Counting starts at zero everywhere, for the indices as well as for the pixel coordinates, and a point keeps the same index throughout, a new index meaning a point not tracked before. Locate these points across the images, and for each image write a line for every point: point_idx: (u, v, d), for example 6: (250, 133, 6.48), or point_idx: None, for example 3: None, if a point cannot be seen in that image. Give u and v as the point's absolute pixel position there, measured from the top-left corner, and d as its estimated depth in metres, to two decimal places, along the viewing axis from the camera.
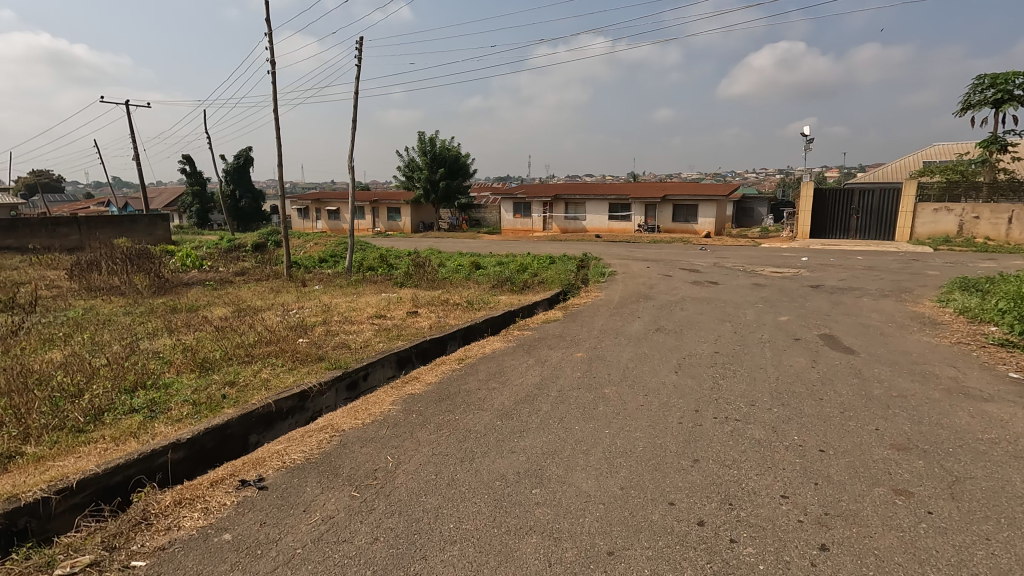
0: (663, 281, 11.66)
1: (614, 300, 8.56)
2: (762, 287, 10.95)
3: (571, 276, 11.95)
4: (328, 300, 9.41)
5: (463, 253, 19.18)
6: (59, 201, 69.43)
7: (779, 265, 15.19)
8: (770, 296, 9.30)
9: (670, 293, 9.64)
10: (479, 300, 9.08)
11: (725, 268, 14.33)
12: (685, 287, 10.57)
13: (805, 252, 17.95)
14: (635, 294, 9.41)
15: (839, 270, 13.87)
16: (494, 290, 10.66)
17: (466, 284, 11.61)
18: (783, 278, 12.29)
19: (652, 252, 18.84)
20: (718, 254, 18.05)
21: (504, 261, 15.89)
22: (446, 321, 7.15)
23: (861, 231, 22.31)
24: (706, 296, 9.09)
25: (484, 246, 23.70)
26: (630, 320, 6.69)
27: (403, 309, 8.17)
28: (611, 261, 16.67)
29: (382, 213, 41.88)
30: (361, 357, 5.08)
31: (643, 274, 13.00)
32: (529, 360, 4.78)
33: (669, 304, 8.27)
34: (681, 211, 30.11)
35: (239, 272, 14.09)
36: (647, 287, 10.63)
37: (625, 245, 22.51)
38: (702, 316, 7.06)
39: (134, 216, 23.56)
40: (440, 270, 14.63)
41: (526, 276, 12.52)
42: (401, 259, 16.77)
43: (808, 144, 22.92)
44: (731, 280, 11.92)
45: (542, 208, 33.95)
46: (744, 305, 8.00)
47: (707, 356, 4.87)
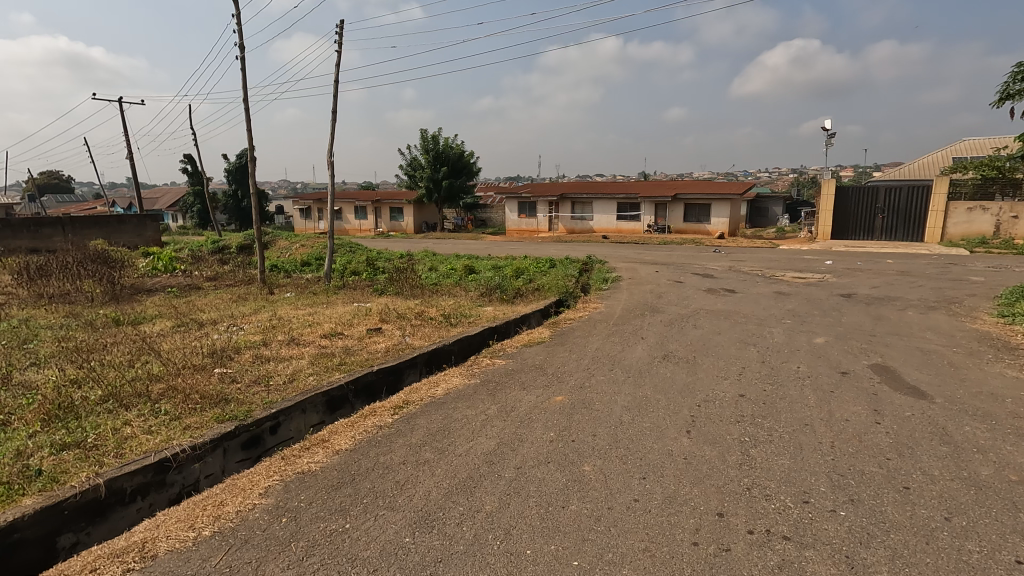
0: (673, 289, 10.42)
1: (614, 315, 7.34)
2: (786, 296, 9.67)
3: (570, 283, 10.76)
4: (289, 311, 8.29)
5: (459, 255, 18.01)
6: (66, 202, 69.31)
7: (801, 269, 13.88)
8: (798, 308, 8.03)
9: (681, 304, 8.42)
10: (459, 313, 7.92)
11: (743, 273, 13.02)
12: (698, 297, 9.33)
13: (828, 255, 16.59)
14: (641, 306, 8.18)
15: (870, 275, 12.53)
16: (482, 300, 9.48)
17: (453, 293, 10.44)
18: (809, 286, 10.99)
19: (662, 255, 17.58)
20: (733, 257, 16.73)
21: (500, 265, 14.73)
22: (409, 342, 5.97)
23: (888, 231, 20.83)
24: (723, 309, 7.83)
25: (485, 248, 22.53)
26: (632, 343, 5.48)
27: (367, 324, 7.04)
28: (617, 264, 15.44)
29: (385, 214, 40.90)
30: (276, 399, 3.90)
31: (652, 280, 11.76)
32: (491, 409, 3.57)
33: (678, 319, 7.04)
34: (693, 211, 28.73)
35: (213, 276, 13.06)
36: (655, 296, 9.41)
37: (632, 246, 21.27)
38: (719, 337, 5.84)
39: (121, 216, 22.67)
40: (430, 275, 13.49)
41: (520, 282, 11.35)
42: (391, 262, 15.67)
43: (829, 139, 21.51)
44: (749, 287, 10.65)
45: (547, 208, 32.73)
46: (769, 322, 6.75)
47: (729, 403, 3.66)
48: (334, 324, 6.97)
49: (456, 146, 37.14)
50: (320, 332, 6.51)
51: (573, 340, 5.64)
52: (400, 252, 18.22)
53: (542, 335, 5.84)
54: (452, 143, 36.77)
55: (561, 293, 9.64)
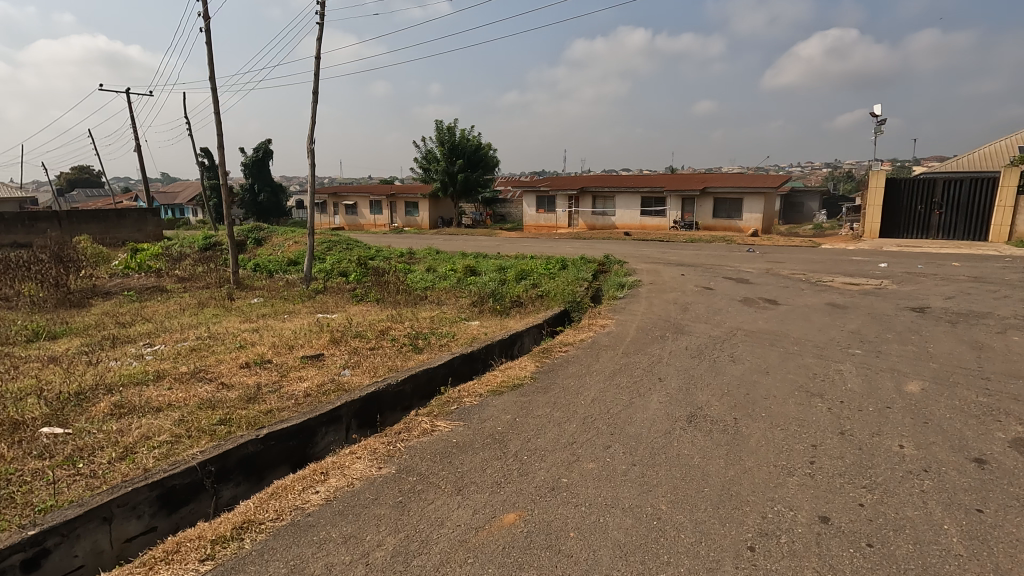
0: (703, 298, 8.75)
1: (625, 337, 5.75)
2: (842, 308, 7.95)
3: (580, 290, 9.24)
4: (236, 325, 6.95)
5: (465, 254, 16.60)
6: (94, 196, 70.27)
7: (852, 273, 12.00)
8: (864, 327, 6.31)
9: (713, 321, 6.76)
10: (435, 330, 6.47)
11: (783, 278, 11.24)
12: (733, 310, 7.65)
13: (880, 257, 14.64)
14: (660, 324, 6.58)
15: (939, 282, 10.61)
16: (472, 312, 7.98)
17: (441, 303, 8.97)
18: (867, 295, 9.19)
19: (688, 256, 15.86)
20: (770, 258, 14.90)
21: (506, 266, 13.25)
22: (346, 379, 4.49)
23: (947, 229, 18.65)
24: (769, 329, 6.16)
25: (497, 245, 21.05)
26: (642, 390, 3.91)
27: (312, 346, 5.62)
28: (637, 266, 13.81)
29: (400, 208, 39.77)
30: (66, 502, 2.47)
31: (677, 286, 10.11)
32: (383, 546, 2.06)
33: (709, 345, 5.43)
34: (723, 206, 26.72)
35: (188, 276, 11.88)
36: (681, 308, 7.79)
37: (656, 244, 19.54)
38: (767, 379, 4.22)
39: (121, 210, 21.84)
40: (425, 277, 12.09)
41: (522, 287, 9.86)
42: (387, 261, 14.35)
43: (879, 126, 19.38)
44: (795, 297, 8.91)
45: (567, 203, 31.07)
46: (831, 352, 5.09)
47: (808, 543, 2.07)
48: (269, 347, 5.54)
49: (472, 138, 35.67)
50: (243, 360, 5.07)
51: (562, 384, 4.09)
52: (401, 249, 16.83)
53: (523, 373, 4.28)
54: (468, 135, 35.30)
55: (564, 305, 8.07)
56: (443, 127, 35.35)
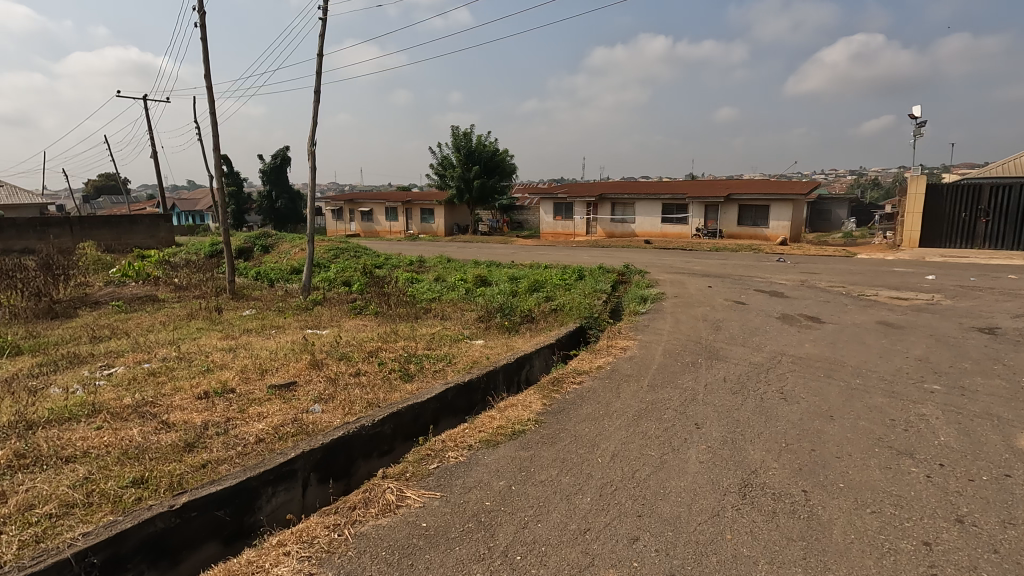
0: (736, 314, 7.88)
1: (651, 365, 4.90)
2: (896, 328, 7.01)
3: (597, 304, 8.42)
4: (214, 342, 6.27)
5: (477, 262, 15.87)
6: (119, 202, 71.41)
7: (897, 286, 10.99)
8: (932, 353, 5.41)
9: (751, 343, 5.89)
10: (431, 350, 5.72)
11: (822, 291, 10.28)
12: (773, 329, 6.76)
13: (924, 268, 13.54)
14: (690, 346, 5.72)
15: (998, 297, 9.58)
16: (477, 329, 7.20)
17: (445, 317, 8.22)
18: (921, 313, 8.22)
19: (713, 265, 14.90)
20: (803, 268, 13.89)
21: (519, 275, 12.48)
22: (315, 416, 3.73)
23: (993, 238, 17.44)
24: (819, 355, 5.27)
25: (511, 253, 20.31)
26: (676, 444, 3.08)
27: (288, 371, 4.88)
28: (660, 276, 12.93)
29: (416, 215, 39.36)
30: None
31: (704, 300, 9.22)
32: None
33: (751, 377, 4.57)
34: (748, 213, 25.64)
35: (185, 285, 11.33)
36: (711, 327, 6.93)
37: (679, 253, 18.62)
38: (834, 427, 3.35)
39: (133, 216, 21.60)
40: (432, 287, 11.38)
41: (533, 300, 9.08)
42: (395, 269, 13.71)
43: (918, 128, 18.25)
44: (839, 313, 7.99)
45: (585, 210, 30.22)
46: (903, 387, 4.21)
47: None
48: (237, 372, 4.81)
49: (489, 144, 35.08)
50: (202, 389, 4.34)
51: (574, 432, 3.26)
52: (411, 257, 16.16)
53: (526, 415, 3.47)
54: (485, 141, 34.72)
55: (579, 323, 7.24)
56: (459, 133, 34.82)
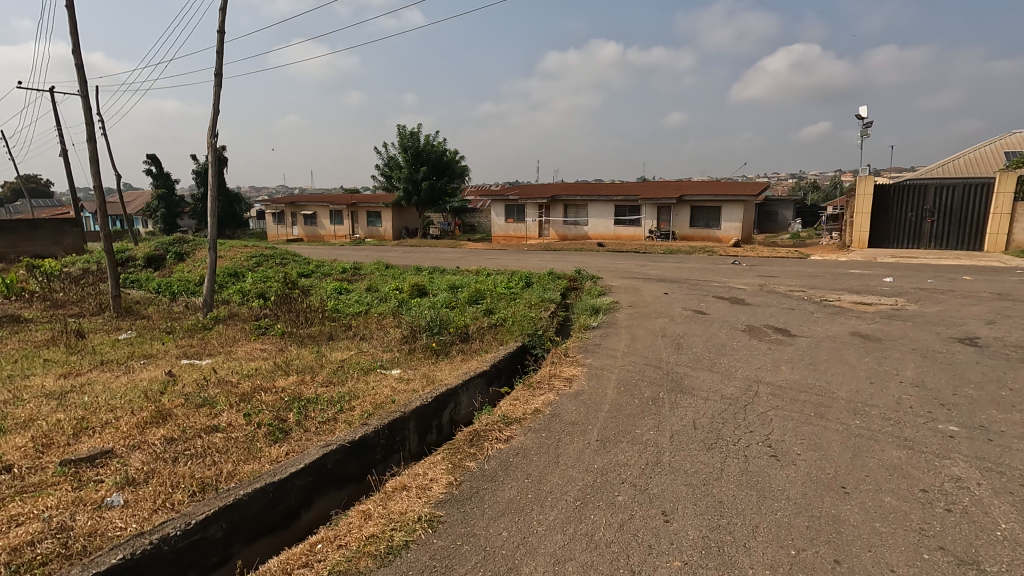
0: (699, 327, 6.98)
1: (601, 406, 3.86)
2: (873, 340, 6.27)
3: (543, 318, 7.41)
4: (46, 382, 4.84)
5: (420, 269, 14.67)
6: (38, 205, 65.79)
7: (857, 290, 10.47)
8: (929, 375, 4.61)
9: (720, 367, 4.95)
10: (329, 388, 4.52)
11: (785, 298, 9.59)
12: (741, 346, 5.86)
13: (880, 269, 13.22)
14: (648, 374, 4.72)
15: (962, 301, 9.14)
16: (400, 354, 6.00)
17: (365, 337, 6.96)
18: (892, 321, 7.58)
19: (668, 269, 14.19)
20: (760, 271, 13.34)
21: (460, 283, 11.36)
22: (102, 520, 2.47)
23: (939, 238, 17.51)
24: (801, 382, 4.38)
25: (458, 258, 19.16)
26: (637, 563, 2.03)
27: (113, 430, 3.56)
28: (613, 282, 12.06)
29: (362, 218, 37.59)
30: None
31: (662, 310, 8.33)
32: None
33: (727, 420, 3.58)
34: (700, 214, 25.37)
35: (64, 302, 9.61)
36: (672, 345, 5.98)
37: (633, 256, 17.86)
38: (854, 512, 2.38)
39: (32, 221, 19.21)
40: (361, 300, 10.12)
41: (471, 313, 7.98)
42: (324, 279, 12.31)
43: (866, 129, 18.21)
44: (808, 324, 7.23)
45: (537, 212, 29.35)
46: (916, 431, 3.33)
47: None
48: (36, 435, 3.46)
49: (437, 144, 33.76)
50: None
51: (484, 546, 2.15)
52: (345, 264, 14.72)
53: (417, 511, 2.35)
54: (433, 141, 33.38)
55: (519, 343, 6.16)
56: (406, 132, 33.34)
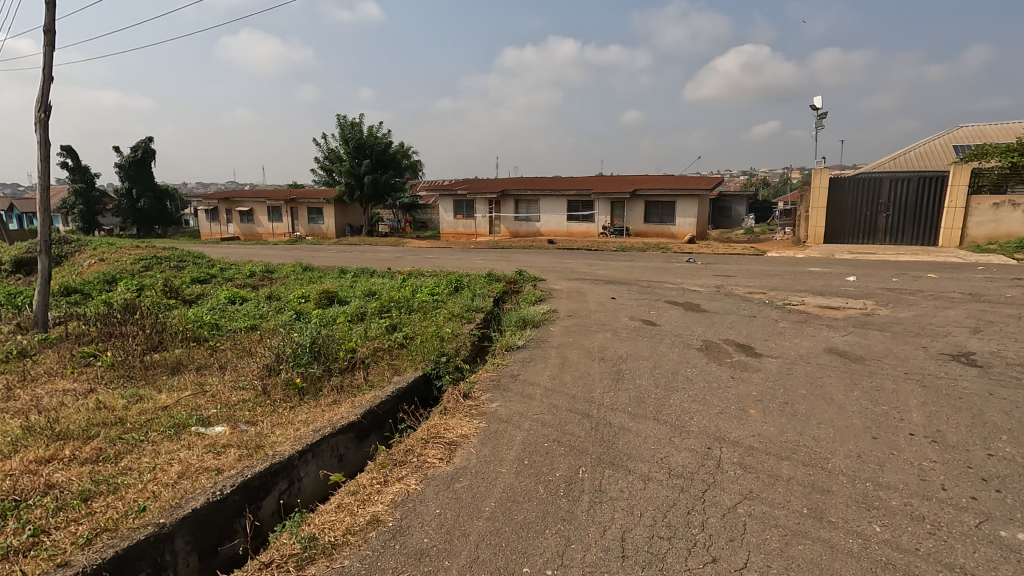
0: (646, 345, 5.70)
1: (481, 505, 2.45)
2: (854, 360, 5.12)
3: (454, 336, 5.99)
4: None
5: (343, 271, 13.02)
6: None
7: (820, 291, 9.51)
8: (944, 423, 3.42)
9: (667, 413, 3.63)
10: (77, 474, 2.94)
11: (744, 302, 8.47)
12: (695, 375, 4.58)
13: (840, 267, 12.41)
14: (568, 429, 3.35)
15: (934, 304, 8.24)
16: (249, 398, 4.45)
17: (222, 367, 5.37)
18: (868, 331, 6.51)
19: (618, 269, 13.00)
20: (716, 270, 12.31)
21: (379, 289, 9.81)
22: None
23: (894, 232, 17.04)
24: (779, 442, 3.09)
25: (395, 258, 17.56)
26: None
27: None
28: (556, 285, 10.75)
29: (303, 215, 35.24)
30: None
31: (604, 321, 7.05)
32: None
33: (674, 533, 2.24)
34: (655, 209, 24.50)
35: None
36: (609, 374, 4.65)
37: (583, 255, 16.65)
38: None
39: None
40: (252, 312, 8.46)
41: (369, 330, 6.48)
42: (219, 286, 10.51)
43: (820, 120, 17.60)
44: (774, 338, 6.06)
45: (487, 207, 27.90)
46: (974, 555, 2.05)
47: None
48: None
49: (382, 136, 31.79)
50: None
51: None
52: (257, 268, 12.89)
53: None
54: (377, 133, 31.43)
55: (415, 376, 4.73)
56: (347, 123, 31.21)
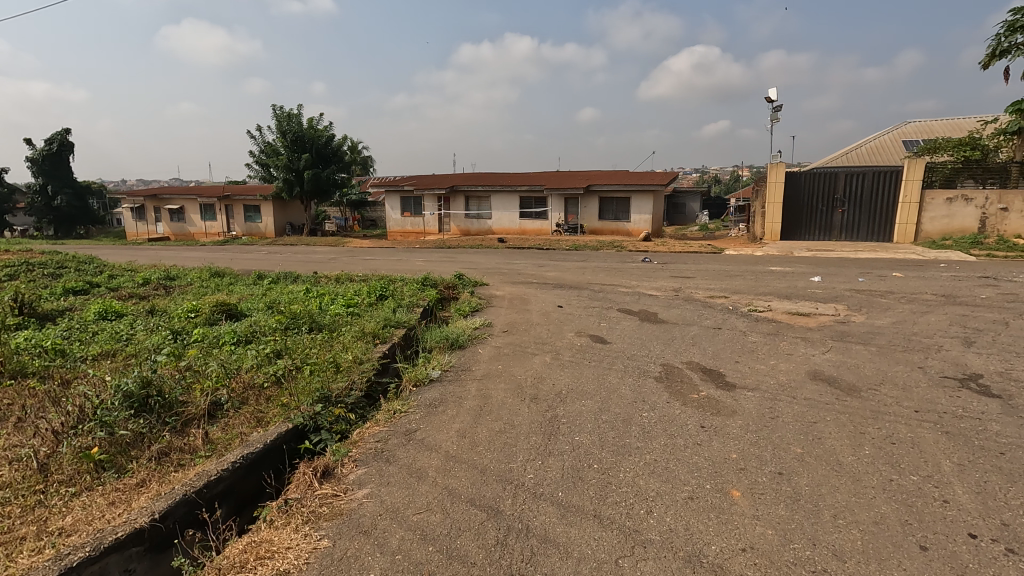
0: (592, 374, 4.54)
1: None
2: (847, 391, 4.10)
3: (349, 368, 4.68)
4: None
5: (258, 277, 11.42)
6: None
7: (786, 294, 8.63)
8: (1005, 507, 2.39)
9: (614, 504, 2.46)
10: None
11: (705, 309, 7.46)
12: (652, 423, 3.43)
13: (801, 266, 11.70)
14: (460, 550, 2.13)
15: (909, 308, 7.45)
16: (11, 482, 3.01)
17: (15, 421, 3.86)
18: (850, 347, 5.55)
19: (570, 270, 11.91)
20: (674, 271, 11.37)
21: (286, 300, 8.34)
22: None
23: (850, 228, 16.65)
24: (785, 568, 1.98)
25: (328, 260, 15.93)
26: None
27: None
28: (499, 290, 9.54)
29: (239, 213, 32.83)
30: None
31: (545, 339, 5.86)
32: None
33: None
34: (609, 206, 23.68)
35: None
36: (539, 426, 3.44)
37: (533, 255, 15.53)
38: None
39: None
40: (120, 332, 6.88)
41: (245, 358, 5.09)
42: (94, 298, 8.78)
43: (775, 113, 17.05)
44: (745, 360, 5.00)
45: (436, 204, 26.45)
46: None
47: None
48: None
49: (323, 129, 29.79)
50: None
51: None
52: (154, 275, 11.08)
53: None
54: (317, 125, 29.43)
55: (279, 432, 3.51)
56: (284, 114, 29.04)
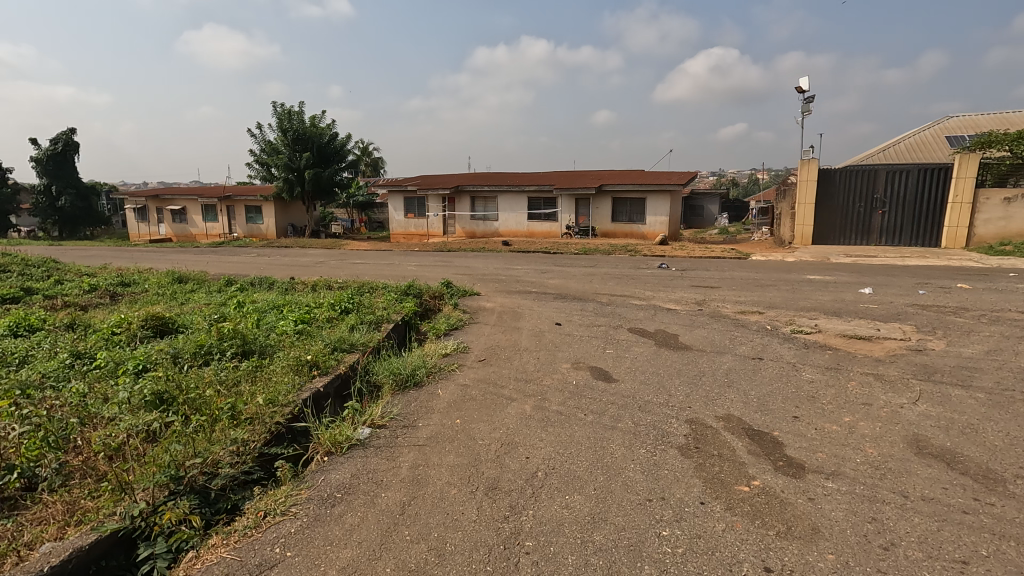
0: (587, 441, 3.10)
1: None
2: (983, 480, 2.61)
3: (242, 424, 3.28)
4: None
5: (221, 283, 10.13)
6: None
7: (833, 310, 7.10)
8: None
9: None
10: None
11: (738, 331, 5.96)
12: (681, 561, 1.99)
13: (842, 274, 10.17)
14: None
15: (998, 330, 5.91)
16: None
17: None
18: (945, 391, 4.04)
19: (575, 277, 10.47)
20: (694, 279, 9.88)
21: (231, 313, 6.99)
22: None
23: (891, 231, 14.97)
24: None
25: (314, 264, 14.62)
26: None
27: None
28: (489, 302, 8.13)
29: (240, 214, 31.86)
30: None
31: (531, 374, 4.43)
32: None
33: None
34: (623, 207, 22.17)
35: None
36: (485, 560, 2.02)
37: (537, 259, 14.14)
38: None
39: None
40: (9, 354, 5.55)
41: (116, 401, 3.71)
42: (15, 308, 7.52)
43: (807, 104, 15.45)
44: (807, 414, 3.52)
45: (440, 205, 25.15)
46: None
47: None
48: None
49: (325, 127, 28.68)
50: None
51: None
52: (108, 280, 9.85)
53: None
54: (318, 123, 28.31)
55: (72, 552, 2.20)
56: (284, 111, 27.98)
